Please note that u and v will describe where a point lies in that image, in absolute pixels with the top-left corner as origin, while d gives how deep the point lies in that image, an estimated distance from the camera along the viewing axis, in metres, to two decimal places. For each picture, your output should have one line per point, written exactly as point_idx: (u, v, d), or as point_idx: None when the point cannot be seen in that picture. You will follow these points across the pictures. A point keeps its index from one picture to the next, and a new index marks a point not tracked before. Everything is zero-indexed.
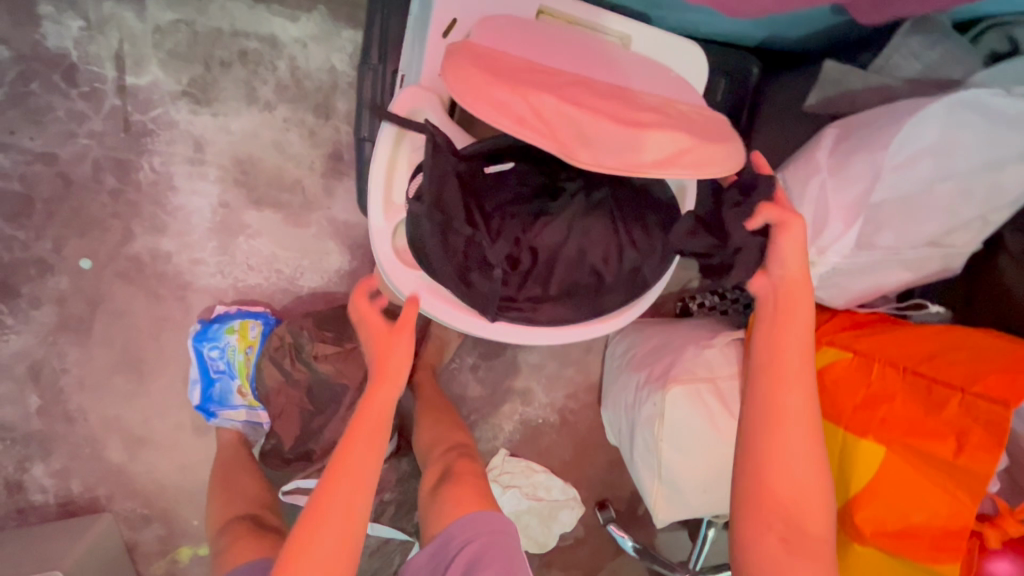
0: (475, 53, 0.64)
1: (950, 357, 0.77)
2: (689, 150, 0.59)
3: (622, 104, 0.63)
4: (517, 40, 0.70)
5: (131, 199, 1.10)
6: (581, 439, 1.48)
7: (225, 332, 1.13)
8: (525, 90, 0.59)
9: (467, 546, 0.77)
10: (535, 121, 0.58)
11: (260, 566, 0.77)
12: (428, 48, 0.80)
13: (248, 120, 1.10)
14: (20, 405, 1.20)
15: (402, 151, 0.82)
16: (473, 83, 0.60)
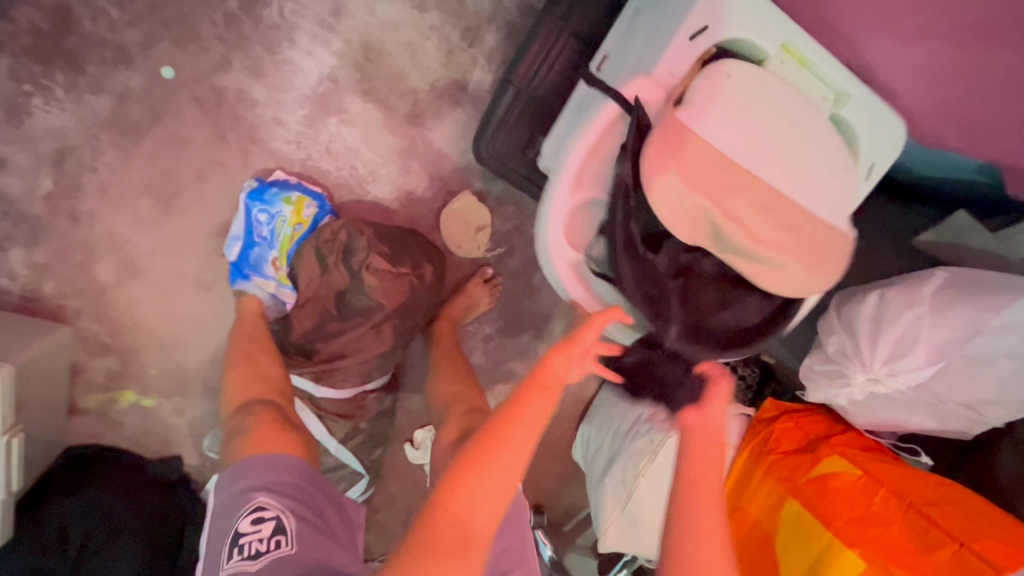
0: (676, 133, 0.70)
1: (950, 509, 0.86)
2: (801, 275, 0.73)
3: (782, 203, 0.72)
4: (730, 93, 0.71)
5: (245, 33, 1.03)
6: (548, 443, 1.50)
7: (280, 200, 1.08)
8: (697, 202, 0.69)
9: None
10: (707, 203, 0.69)
11: (284, 460, 0.86)
12: (670, 46, 0.73)
13: (395, 10, 1.06)
14: (29, 182, 1.09)
15: (603, 138, 0.76)
16: (664, 143, 0.69)
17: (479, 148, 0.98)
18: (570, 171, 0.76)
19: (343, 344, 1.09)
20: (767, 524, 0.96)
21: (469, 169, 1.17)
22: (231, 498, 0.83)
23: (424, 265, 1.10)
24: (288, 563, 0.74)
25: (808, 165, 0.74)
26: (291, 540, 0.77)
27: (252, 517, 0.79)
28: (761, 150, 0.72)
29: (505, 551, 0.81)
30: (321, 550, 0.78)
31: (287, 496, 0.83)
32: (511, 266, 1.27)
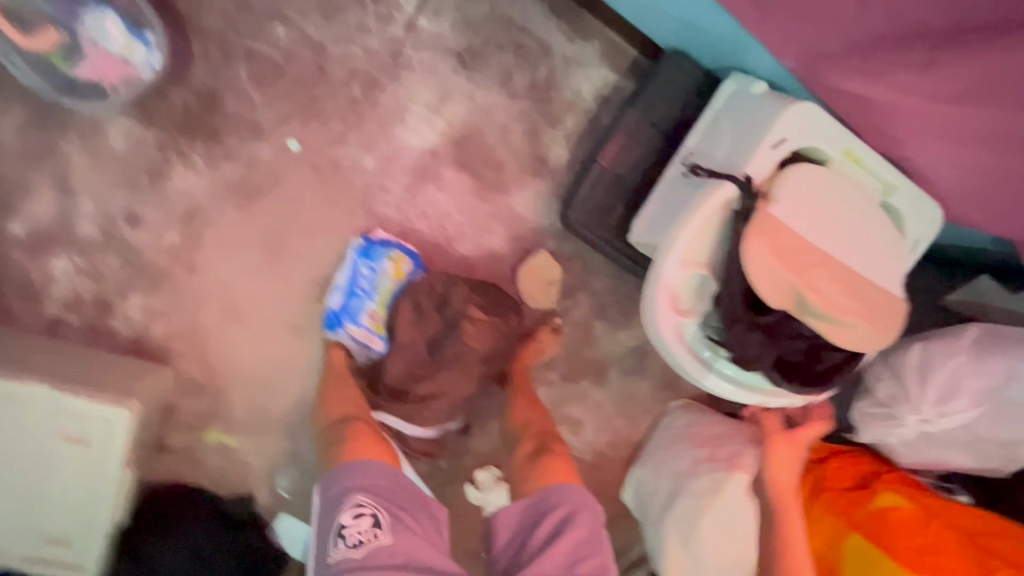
0: (769, 225, 0.84)
1: (991, 538, 1.00)
2: (866, 335, 0.87)
3: (849, 277, 0.87)
4: (803, 192, 0.87)
5: (364, 113, 1.20)
6: (602, 490, 1.55)
7: (385, 258, 1.21)
8: (788, 278, 0.84)
9: (559, 506, 0.94)
10: (795, 278, 0.84)
11: (381, 464, 0.95)
12: (758, 153, 0.88)
13: (492, 97, 1.23)
14: (156, 235, 1.21)
15: (707, 219, 0.87)
16: (761, 230, 0.83)
17: (570, 213, 1.14)
18: (678, 250, 0.86)
19: (432, 386, 1.20)
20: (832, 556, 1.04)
21: (544, 231, 1.32)
22: (332, 491, 0.93)
23: (510, 316, 1.25)
24: (388, 554, 0.85)
25: (869, 248, 0.90)
26: (388, 532, 0.87)
27: (355, 512, 0.89)
28: (829, 236, 0.88)
29: (580, 543, 0.90)
30: (416, 545, 0.88)
31: (383, 494, 0.92)
32: (575, 317, 1.40)
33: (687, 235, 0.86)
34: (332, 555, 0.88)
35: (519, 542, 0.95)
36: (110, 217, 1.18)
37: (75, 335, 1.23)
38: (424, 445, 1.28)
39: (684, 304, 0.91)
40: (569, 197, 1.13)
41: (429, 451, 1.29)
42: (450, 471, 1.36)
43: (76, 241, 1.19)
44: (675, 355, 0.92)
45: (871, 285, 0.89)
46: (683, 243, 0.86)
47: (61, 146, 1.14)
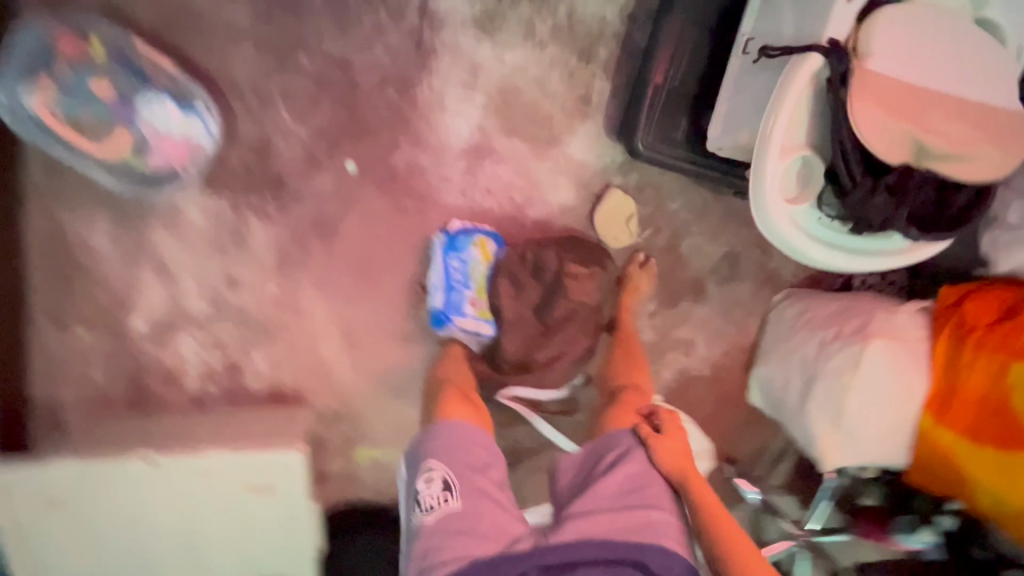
0: (873, 81, 0.82)
1: None
2: (990, 160, 0.85)
3: (960, 108, 0.85)
4: (898, 37, 0.84)
5: (407, 112, 1.21)
6: (727, 397, 1.60)
7: (470, 244, 1.24)
8: (902, 126, 0.82)
9: (617, 445, 0.94)
10: (909, 123, 0.83)
11: (455, 427, 0.96)
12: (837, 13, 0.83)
13: (520, 54, 1.22)
14: (258, 291, 1.26)
15: (803, 90, 0.83)
16: (866, 90, 0.82)
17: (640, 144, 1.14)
18: (778, 128, 0.84)
19: (553, 349, 1.24)
20: (989, 397, 1.11)
21: (608, 169, 1.31)
22: (413, 458, 0.97)
23: (606, 261, 1.28)
24: (457, 516, 0.86)
25: (974, 73, 0.86)
26: (458, 496, 0.88)
27: (431, 477, 0.91)
28: (930, 72, 0.85)
29: (634, 474, 0.90)
30: (487, 509, 0.87)
31: (452, 457, 0.92)
32: (659, 243, 1.40)
33: (785, 110, 0.83)
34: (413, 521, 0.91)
35: (581, 476, 0.95)
36: (213, 289, 1.24)
37: (217, 404, 1.30)
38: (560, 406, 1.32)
39: (791, 184, 0.89)
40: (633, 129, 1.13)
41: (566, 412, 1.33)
42: None
43: (191, 320, 1.25)
44: (790, 237, 0.91)
45: (982, 106, 0.86)
46: (781, 119, 0.83)
47: (150, 238, 1.19)
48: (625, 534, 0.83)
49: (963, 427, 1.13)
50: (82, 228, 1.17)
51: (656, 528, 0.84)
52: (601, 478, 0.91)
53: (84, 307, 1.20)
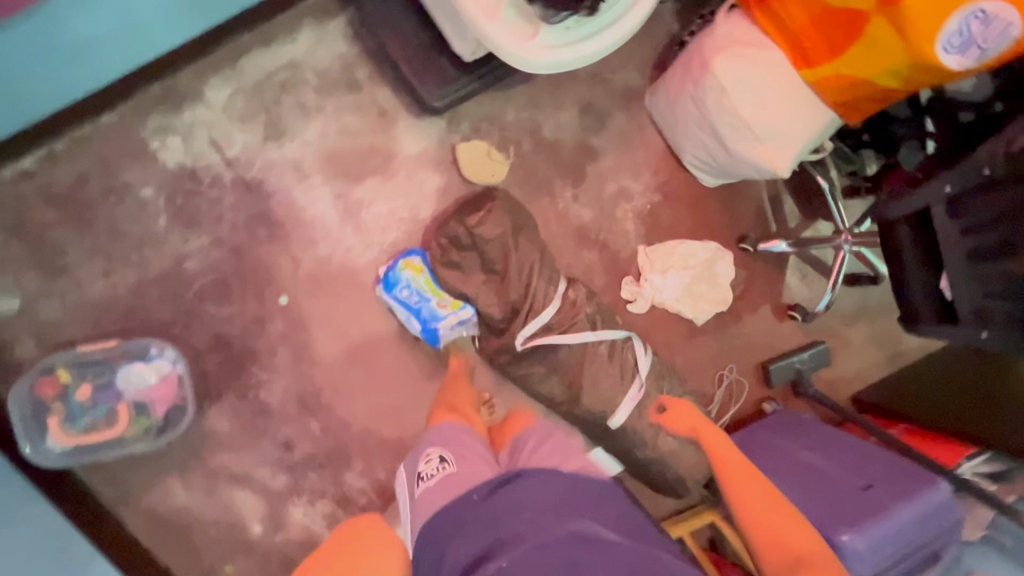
0: None
1: None
2: None
3: None
4: None
5: (284, 232, 1.41)
6: (687, 200, 1.72)
7: (400, 272, 1.40)
8: None
9: (548, 430, 1.11)
10: None
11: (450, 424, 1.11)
12: None
13: (313, 126, 1.41)
14: (309, 433, 1.45)
15: None
16: None
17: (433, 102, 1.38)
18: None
19: (518, 283, 1.39)
20: (818, 13, 1.17)
21: (444, 138, 1.49)
22: (415, 455, 1.08)
23: (494, 193, 1.44)
24: (454, 476, 0.96)
25: None
26: (454, 462, 0.99)
27: (428, 457, 1.03)
28: None
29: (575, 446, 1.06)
30: (482, 467, 0.98)
31: (444, 442, 1.06)
32: (527, 149, 1.56)
33: None
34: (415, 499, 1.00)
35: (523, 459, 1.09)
36: (280, 459, 1.43)
37: None
38: (567, 314, 1.46)
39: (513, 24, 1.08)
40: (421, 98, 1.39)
41: (576, 315, 1.47)
42: (603, 308, 1.54)
43: (287, 493, 1.43)
44: (543, 56, 1.08)
45: None
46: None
47: (211, 467, 1.39)
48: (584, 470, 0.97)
49: (822, 49, 1.20)
50: (164, 501, 1.36)
51: (598, 474, 0.95)
52: (546, 450, 1.00)
53: (215, 551, 1.39)
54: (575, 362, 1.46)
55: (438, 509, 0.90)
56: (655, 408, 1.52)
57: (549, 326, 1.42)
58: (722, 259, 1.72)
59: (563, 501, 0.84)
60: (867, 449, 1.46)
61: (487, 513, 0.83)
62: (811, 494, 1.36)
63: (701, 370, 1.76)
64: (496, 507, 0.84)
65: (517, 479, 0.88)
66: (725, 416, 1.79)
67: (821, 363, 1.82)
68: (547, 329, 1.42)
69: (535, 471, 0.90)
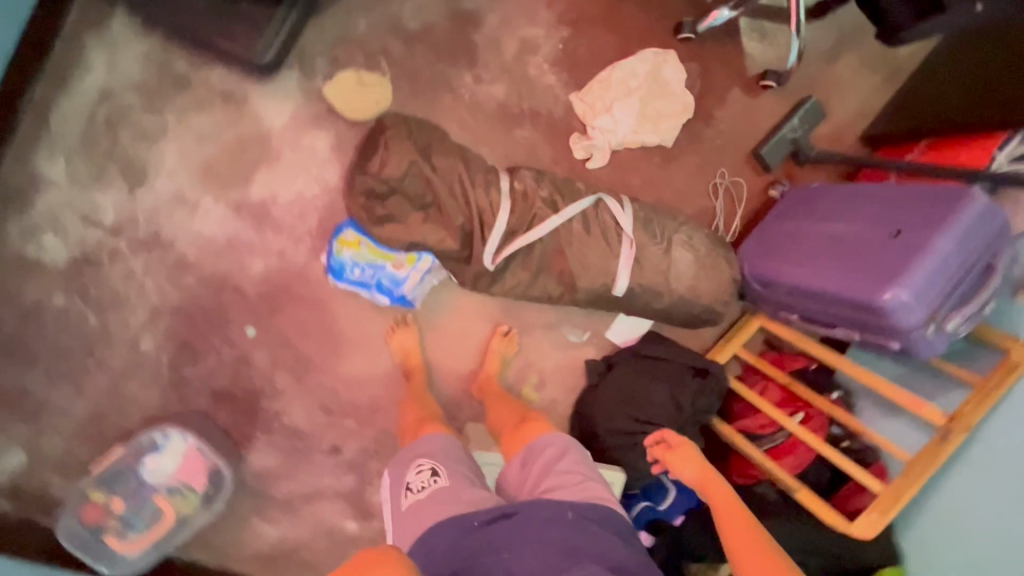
0: None
1: None
2: None
3: None
4: None
5: (210, 267, 1.30)
6: (599, 15, 1.46)
7: (340, 254, 1.29)
8: None
9: (552, 453, 0.98)
10: None
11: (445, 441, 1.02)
12: None
13: (167, 148, 1.23)
14: (349, 429, 1.46)
15: None
16: None
17: (264, 57, 1.16)
18: None
19: (459, 201, 1.26)
20: None
21: (306, 87, 1.29)
22: (402, 464, 1.00)
23: (383, 122, 1.25)
24: (444, 494, 0.90)
25: None
26: (446, 477, 0.92)
27: (419, 467, 0.96)
28: None
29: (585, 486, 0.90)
30: (477, 490, 0.91)
31: (440, 454, 0.98)
32: (400, 51, 1.33)
33: None
34: (401, 509, 0.93)
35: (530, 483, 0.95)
36: (337, 463, 1.46)
37: None
38: (525, 209, 1.32)
39: None
40: (249, 63, 1.16)
41: (534, 206, 1.33)
42: (560, 182, 1.39)
43: (360, 486, 1.48)
44: None
45: None
46: None
47: (282, 497, 1.44)
48: (590, 505, 0.86)
49: None
50: (261, 543, 1.43)
51: (606, 507, 0.88)
52: (560, 470, 0.93)
53: (327, 560, 1.47)
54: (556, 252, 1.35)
55: (432, 527, 0.84)
56: (656, 253, 1.41)
57: (514, 231, 1.31)
58: (665, 65, 1.50)
59: (566, 544, 0.78)
60: (900, 189, 1.30)
61: (481, 550, 0.79)
62: (851, 262, 1.27)
63: (693, 191, 1.61)
64: (490, 540, 0.80)
65: (517, 514, 0.83)
66: (734, 223, 1.64)
67: (814, 122, 1.66)
68: (513, 233, 1.31)
69: (537, 504, 0.84)
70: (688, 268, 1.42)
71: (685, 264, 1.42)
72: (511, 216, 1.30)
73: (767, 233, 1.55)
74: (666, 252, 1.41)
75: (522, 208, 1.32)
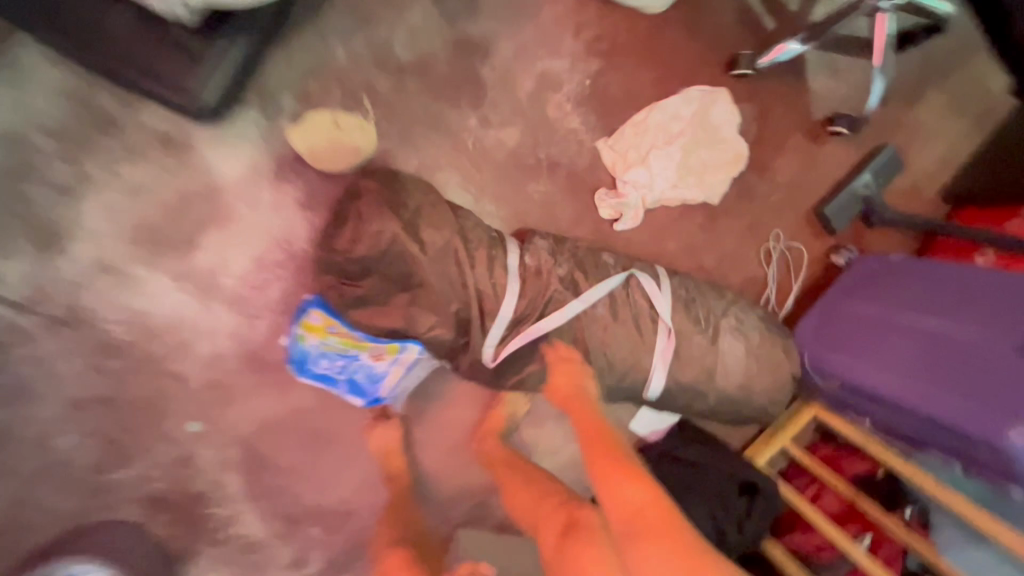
0: None
1: None
2: None
3: None
4: None
5: (143, 351, 1.05)
6: (635, 44, 1.19)
7: (303, 341, 1.02)
8: None
9: None
10: None
11: None
12: None
13: (90, 205, 1.00)
14: (314, 543, 1.18)
15: None
16: None
17: (204, 98, 0.90)
18: None
19: (455, 280, 1.00)
20: None
21: (269, 132, 1.03)
22: None
23: (360, 187, 1.00)
24: None
25: None
26: None
27: None
28: None
29: None
30: None
31: None
32: (387, 87, 1.07)
33: None
34: None
35: None
36: None
37: None
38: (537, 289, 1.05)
39: None
40: (183, 107, 0.91)
41: (548, 285, 1.06)
42: (582, 252, 1.12)
43: None
44: None
45: None
46: None
47: None
48: None
49: None
50: None
51: None
52: None
53: None
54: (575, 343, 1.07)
55: None
56: (701, 343, 1.12)
57: (522, 318, 1.04)
58: (713, 107, 1.23)
59: None
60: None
61: None
62: (970, 378, 0.96)
63: (742, 256, 1.33)
64: None
65: None
66: (790, 295, 1.36)
67: (891, 174, 1.36)
68: (520, 322, 1.04)
69: None
70: (739, 361, 1.14)
71: (736, 356, 1.14)
72: (518, 299, 1.03)
73: (836, 314, 1.24)
74: (712, 342, 1.13)
75: (533, 288, 1.05)
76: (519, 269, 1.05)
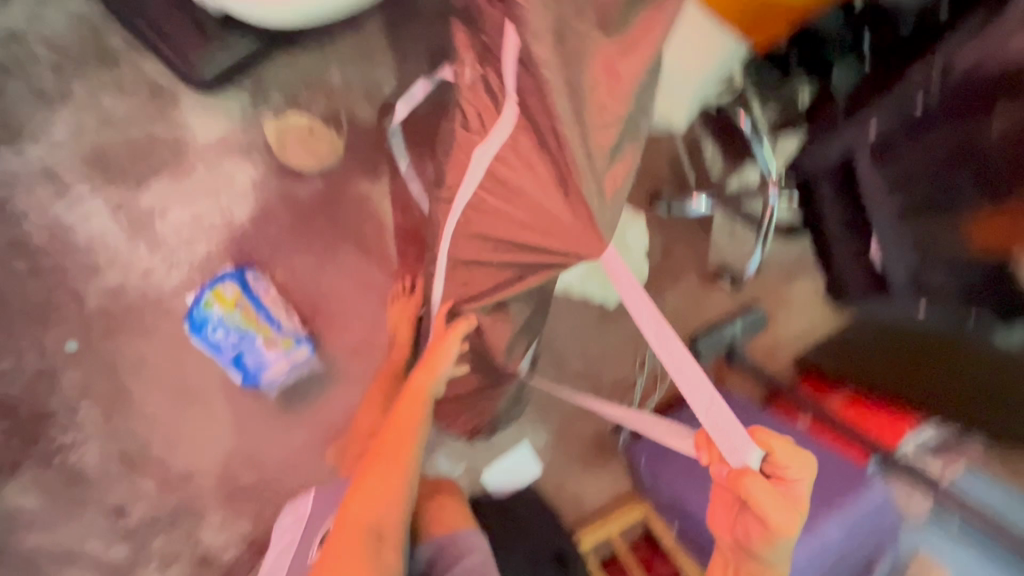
0: None
1: None
2: None
3: None
4: None
5: (53, 260, 1.10)
6: None
7: (207, 309, 1.09)
8: None
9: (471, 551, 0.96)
10: None
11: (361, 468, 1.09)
12: None
13: (62, 120, 1.08)
14: (143, 495, 1.20)
15: None
16: None
17: (201, 73, 1.04)
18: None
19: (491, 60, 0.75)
20: None
21: (250, 116, 1.16)
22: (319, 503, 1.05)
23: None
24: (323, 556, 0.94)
25: None
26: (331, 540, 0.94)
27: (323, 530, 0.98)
28: None
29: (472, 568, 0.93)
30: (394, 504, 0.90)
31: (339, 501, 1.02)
32: (367, 115, 1.22)
33: None
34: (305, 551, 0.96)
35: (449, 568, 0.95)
36: (113, 527, 1.19)
37: None
38: (565, 195, 0.68)
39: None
40: (185, 77, 1.05)
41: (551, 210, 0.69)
42: None
43: (131, 563, 1.19)
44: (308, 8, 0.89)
45: None
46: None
47: (27, 548, 1.16)
48: None
49: None
50: None
51: None
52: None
53: None
54: (484, 250, 0.83)
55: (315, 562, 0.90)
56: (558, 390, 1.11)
57: (468, 130, 0.83)
58: (630, 228, 1.44)
59: None
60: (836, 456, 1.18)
61: None
62: None
63: (620, 357, 1.52)
64: None
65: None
66: (650, 402, 1.53)
67: (757, 329, 1.61)
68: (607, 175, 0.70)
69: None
70: None
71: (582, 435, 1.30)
72: (501, 154, 0.76)
73: (681, 417, 1.33)
74: None
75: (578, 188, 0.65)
76: (485, 202, 0.80)
